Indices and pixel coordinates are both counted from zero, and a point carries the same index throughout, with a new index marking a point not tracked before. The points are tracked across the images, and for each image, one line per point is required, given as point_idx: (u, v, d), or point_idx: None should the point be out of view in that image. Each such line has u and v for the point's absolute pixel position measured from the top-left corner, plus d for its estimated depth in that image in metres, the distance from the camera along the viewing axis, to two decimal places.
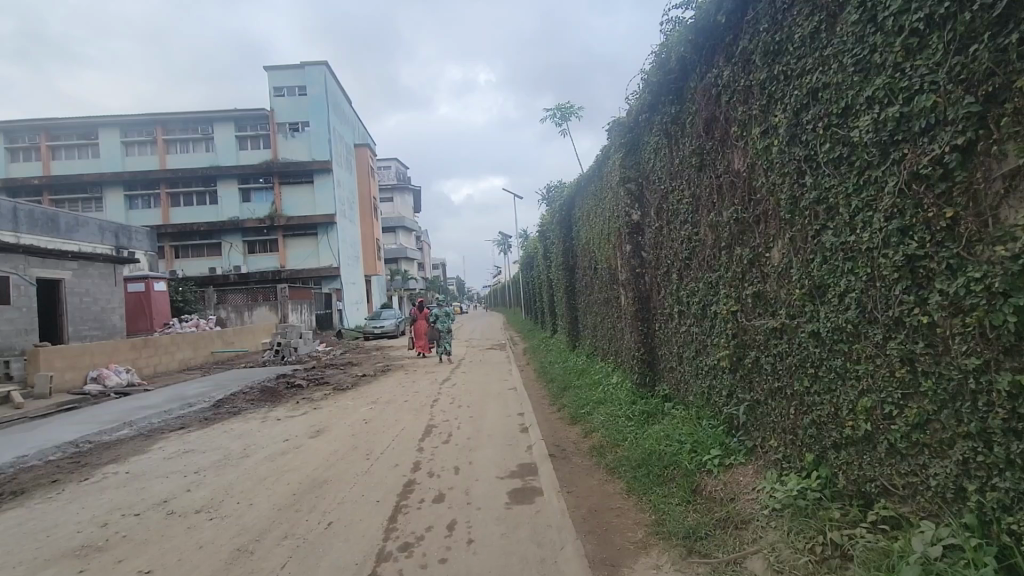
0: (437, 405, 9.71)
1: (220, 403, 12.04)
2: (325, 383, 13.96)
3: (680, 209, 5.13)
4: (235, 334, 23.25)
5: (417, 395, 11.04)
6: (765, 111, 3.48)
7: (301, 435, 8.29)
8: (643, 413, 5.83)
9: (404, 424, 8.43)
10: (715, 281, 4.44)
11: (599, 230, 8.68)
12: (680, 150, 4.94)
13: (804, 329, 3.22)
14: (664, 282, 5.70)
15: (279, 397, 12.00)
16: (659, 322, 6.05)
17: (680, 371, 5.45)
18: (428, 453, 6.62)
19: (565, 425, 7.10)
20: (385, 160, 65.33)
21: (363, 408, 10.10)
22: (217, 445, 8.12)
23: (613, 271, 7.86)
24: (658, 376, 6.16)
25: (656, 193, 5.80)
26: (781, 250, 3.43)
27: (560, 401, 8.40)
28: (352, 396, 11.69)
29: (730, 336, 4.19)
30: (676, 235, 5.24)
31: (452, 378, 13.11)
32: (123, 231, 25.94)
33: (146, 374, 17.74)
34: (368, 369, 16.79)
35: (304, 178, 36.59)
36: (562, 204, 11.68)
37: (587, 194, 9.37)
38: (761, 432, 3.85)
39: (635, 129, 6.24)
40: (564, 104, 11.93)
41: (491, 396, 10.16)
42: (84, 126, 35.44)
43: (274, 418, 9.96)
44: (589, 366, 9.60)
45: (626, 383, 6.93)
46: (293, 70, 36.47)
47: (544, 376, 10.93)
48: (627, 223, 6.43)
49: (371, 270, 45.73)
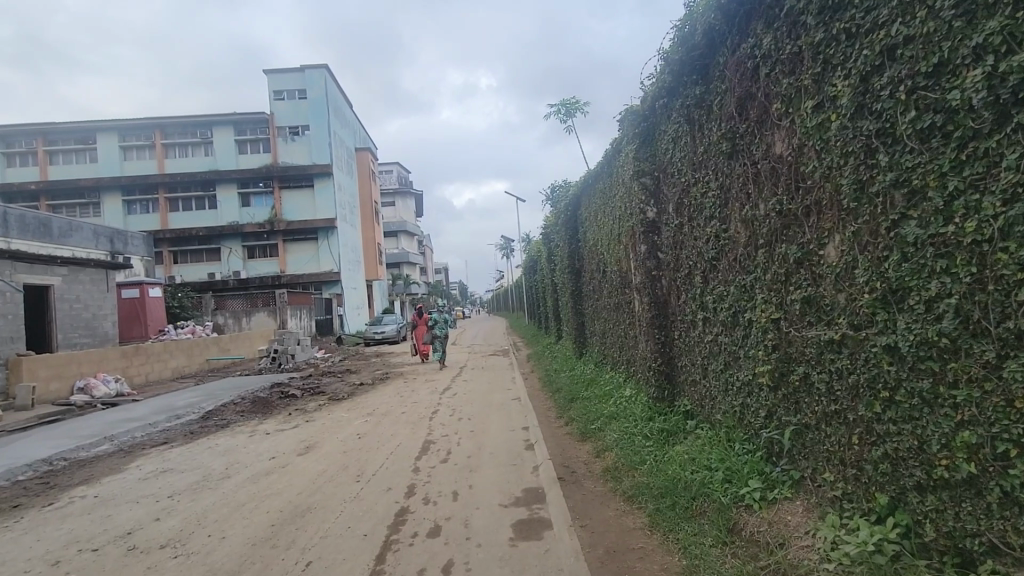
0: (437, 418, 9.13)
1: (209, 415, 11.48)
2: (321, 392, 13.41)
3: (704, 203, 4.55)
4: (231, 340, 22.70)
5: (416, 406, 10.45)
6: (819, 80, 2.91)
7: (288, 451, 7.72)
8: (662, 431, 5.25)
9: (399, 439, 7.84)
10: (749, 284, 3.86)
11: (609, 231, 8.10)
12: (706, 136, 4.36)
13: (874, 342, 2.62)
14: (685, 286, 5.11)
15: (271, 409, 11.45)
16: (678, 329, 5.46)
17: (704, 385, 4.87)
18: (425, 475, 6.02)
19: (575, 443, 6.50)
20: (387, 165, 64.98)
21: (357, 421, 9.52)
22: (198, 463, 7.55)
23: (625, 274, 7.29)
24: (677, 389, 5.58)
25: (675, 186, 5.24)
26: (842, 247, 2.85)
27: (567, 414, 7.79)
28: (347, 407, 11.10)
29: (771, 349, 3.60)
30: (700, 231, 4.66)
31: (452, 388, 12.49)
32: (119, 236, 25.48)
33: (138, 383, 17.21)
34: (366, 377, 16.23)
35: (304, 182, 36.10)
36: (568, 204, 11.10)
37: (596, 192, 8.82)
38: (812, 463, 3.25)
39: (651, 118, 5.68)
40: (569, 100, 11.35)
41: (493, 407, 9.54)
42: (82, 130, 35.09)
43: (263, 432, 9.38)
44: (598, 376, 8.99)
45: (640, 396, 6.35)
46: (293, 74, 36.05)
47: (550, 386, 10.32)
48: (641, 221, 5.87)
49: (372, 275, 45.10)
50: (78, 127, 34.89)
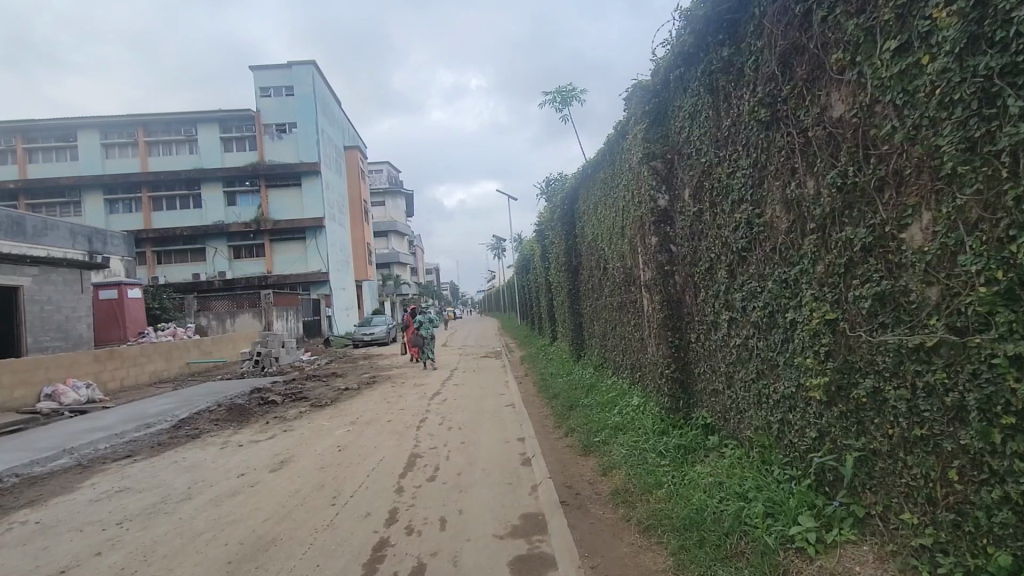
0: (425, 427, 8.45)
1: (181, 424, 10.71)
2: (304, 397, 12.70)
3: (730, 186, 3.92)
4: (213, 343, 21.85)
5: (403, 414, 9.73)
6: (904, 13, 2.28)
7: (259, 467, 6.99)
8: (678, 447, 4.61)
9: (383, 452, 7.14)
10: (793, 278, 3.23)
11: (612, 224, 7.45)
12: (736, 105, 3.72)
13: (993, 351, 2.00)
14: (704, 281, 4.48)
15: (249, 416, 10.73)
16: (695, 331, 4.82)
17: (728, 396, 4.24)
18: (409, 497, 5.33)
19: (577, 458, 5.85)
20: (377, 164, 64.30)
21: (339, 431, 8.80)
22: (159, 481, 6.81)
23: (630, 270, 6.64)
24: (693, 399, 4.96)
25: (692, 170, 4.60)
26: (935, 226, 2.23)
27: (567, 424, 7.11)
28: (329, 415, 10.35)
29: (825, 356, 2.97)
30: (724, 217, 4.03)
31: (442, 393, 11.76)
32: (98, 235, 24.56)
33: (113, 389, 16.37)
34: (352, 380, 15.49)
35: (291, 180, 35.19)
36: (564, 198, 10.45)
37: (596, 182, 8.14)
38: (884, 498, 2.65)
39: (664, 92, 5.04)
40: (565, 87, 10.69)
41: (485, 415, 8.85)
42: (62, 128, 34.01)
43: (235, 445, 8.62)
44: (599, 381, 8.35)
45: (649, 405, 5.72)
46: (279, 70, 35.16)
47: (545, 392, 9.65)
48: (651, 210, 5.23)
49: (362, 276, 44.33)
50: (58, 123, 33.85)
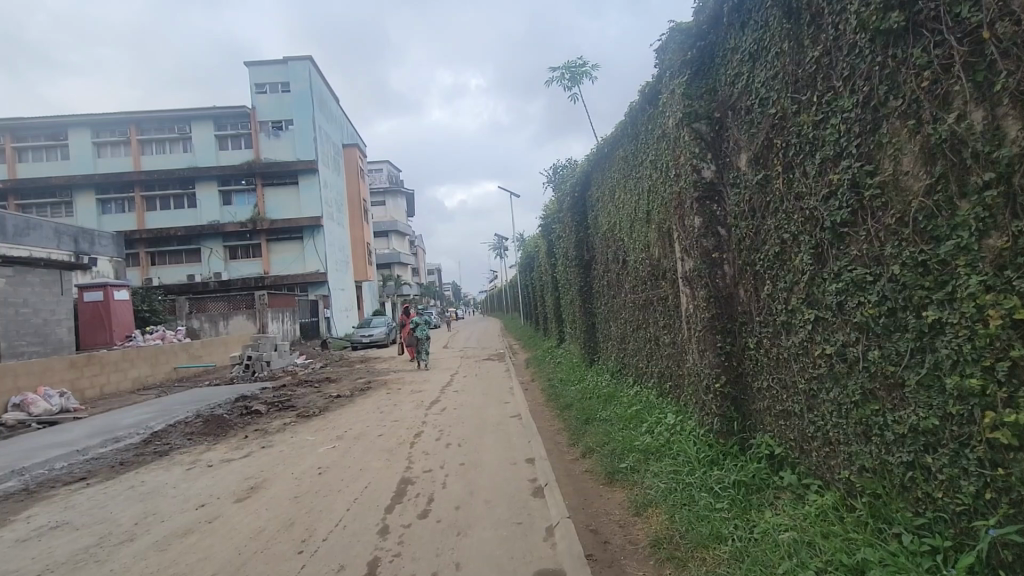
0: (420, 443, 7.43)
1: (153, 438, 9.70)
2: (292, 406, 11.70)
3: (819, 136, 2.90)
4: (202, 347, 20.81)
5: (396, 426, 8.68)
6: None
7: (223, 495, 5.95)
8: (736, 484, 3.56)
9: (368, 478, 6.08)
10: (940, 256, 2.20)
11: (634, 210, 6.46)
12: (833, 25, 2.74)
13: None
14: (776, 272, 3.43)
15: (228, 429, 9.73)
16: (755, 335, 3.79)
17: (810, 421, 3.19)
18: (395, 542, 4.30)
19: (599, 488, 4.82)
20: (377, 163, 63.21)
21: (322, 448, 7.76)
22: (103, 515, 5.77)
23: (658, 263, 5.63)
24: (753, 423, 3.91)
25: (753, 125, 3.60)
26: None
27: (583, 444, 6.06)
28: (314, 427, 9.30)
29: (1009, 376, 1.96)
30: (806, 181, 3.02)
31: (441, 401, 10.67)
32: (84, 235, 23.58)
33: (90, 396, 15.38)
34: (345, 386, 14.45)
35: (288, 179, 34.16)
36: (574, 184, 9.42)
37: (613, 161, 7.15)
38: None
39: (714, 35, 4.06)
40: (574, 63, 9.65)
41: (487, 429, 7.81)
42: (52, 126, 33.05)
43: (203, 465, 7.58)
44: (617, 391, 7.33)
45: (686, 425, 4.69)
46: (275, 66, 34.09)
47: (554, 402, 8.58)
48: (693, 183, 4.20)
49: (361, 276, 43.40)
50: (48, 122, 32.87)
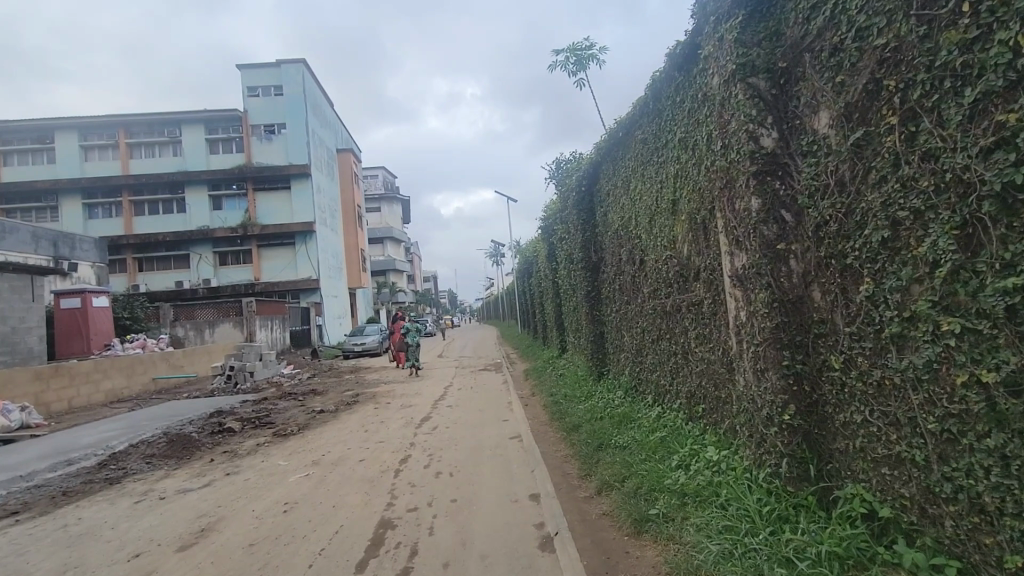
0: (406, 471, 6.44)
1: (110, 461, 8.65)
2: (271, 423, 10.70)
3: (982, 59, 1.99)
4: (184, 356, 19.76)
5: (380, 449, 7.66)
6: None
7: (166, 541, 4.94)
8: (825, 555, 2.59)
9: (342, 518, 5.09)
10: None
11: (655, 200, 5.52)
12: None
13: None
14: (884, 264, 2.49)
15: (195, 451, 8.71)
16: (841, 352, 2.84)
17: (948, 475, 2.27)
18: None
19: (623, 542, 3.87)
20: (372, 168, 60.95)
21: (293, 477, 6.73)
22: (17, 566, 4.75)
23: (689, 262, 4.71)
24: (837, 470, 2.96)
25: (843, 67, 2.69)
26: None
27: (598, 477, 5.11)
28: (291, 450, 8.29)
29: None
30: (946, 130, 2.13)
31: (433, 418, 9.67)
32: (65, 239, 22.45)
33: (57, 411, 14.29)
34: (332, 400, 13.42)
35: (281, 183, 33.23)
36: (580, 178, 8.50)
37: (629, 147, 6.24)
38: None
39: None
40: (580, 45, 8.74)
41: (484, 454, 6.83)
42: (38, 129, 32.06)
43: (154, 497, 6.54)
44: (633, 410, 6.36)
45: (735, 465, 3.73)
46: (268, 69, 33.25)
47: (559, 422, 7.58)
48: (749, 155, 3.26)
49: (355, 283, 42.55)
50: (34, 125, 31.84)
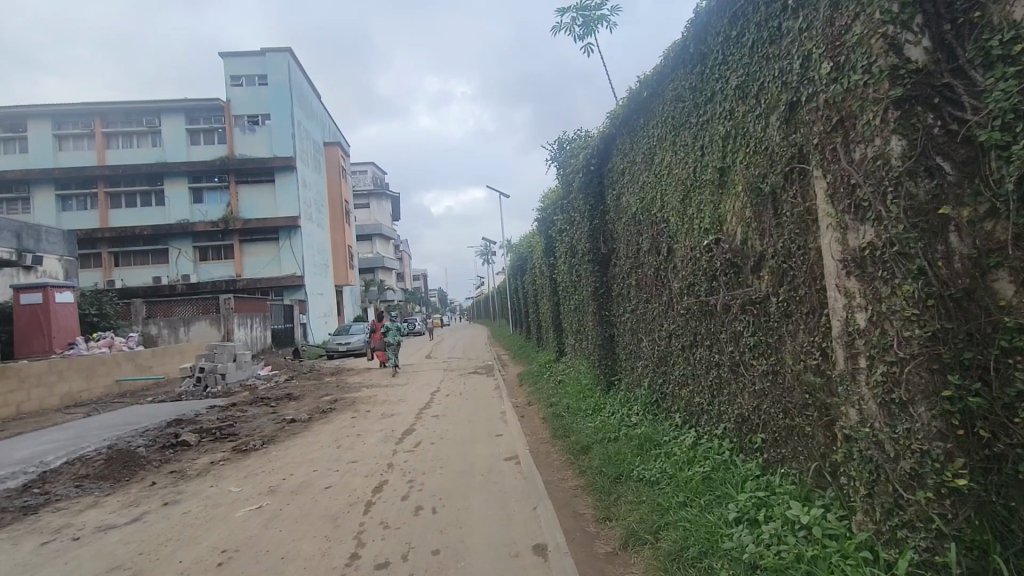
0: (380, 505, 5.25)
1: (36, 482, 7.36)
2: (235, 435, 9.46)
3: None
4: (153, 357, 18.38)
5: (352, 472, 6.47)
6: None
7: None
8: None
9: None
10: None
11: (693, 171, 4.37)
12: None
13: None
14: None
15: (138, 471, 7.45)
16: None
17: None
18: None
19: None
20: (361, 164, 59.35)
21: (241, 511, 5.50)
22: None
23: (750, 248, 3.57)
24: None
25: None
26: None
27: (622, 525, 3.94)
28: (251, 470, 7.09)
29: None
30: None
31: (417, 431, 8.48)
32: (28, 231, 20.81)
33: (3, 417, 12.91)
34: (308, 406, 12.17)
35: (265, 176, 31.76)
36: (590, 156, 7.35)
37: (657, 110, 5.10)
38: None
39: None
40: (588, 4, 7.60)
41: (475, 481, 5.68)
42: (9, 116, 30.44)
43: (67, 537, 5.27)
44: (655, 433, 5.23)
45: (838, 537, 2.56)
46: (251, 57, 31.72)
47: (563, 441, 6.44)
48: (893, 72, 2.13)
49: (343, 280, 41.10)
50: (4, 111, 30.18)
